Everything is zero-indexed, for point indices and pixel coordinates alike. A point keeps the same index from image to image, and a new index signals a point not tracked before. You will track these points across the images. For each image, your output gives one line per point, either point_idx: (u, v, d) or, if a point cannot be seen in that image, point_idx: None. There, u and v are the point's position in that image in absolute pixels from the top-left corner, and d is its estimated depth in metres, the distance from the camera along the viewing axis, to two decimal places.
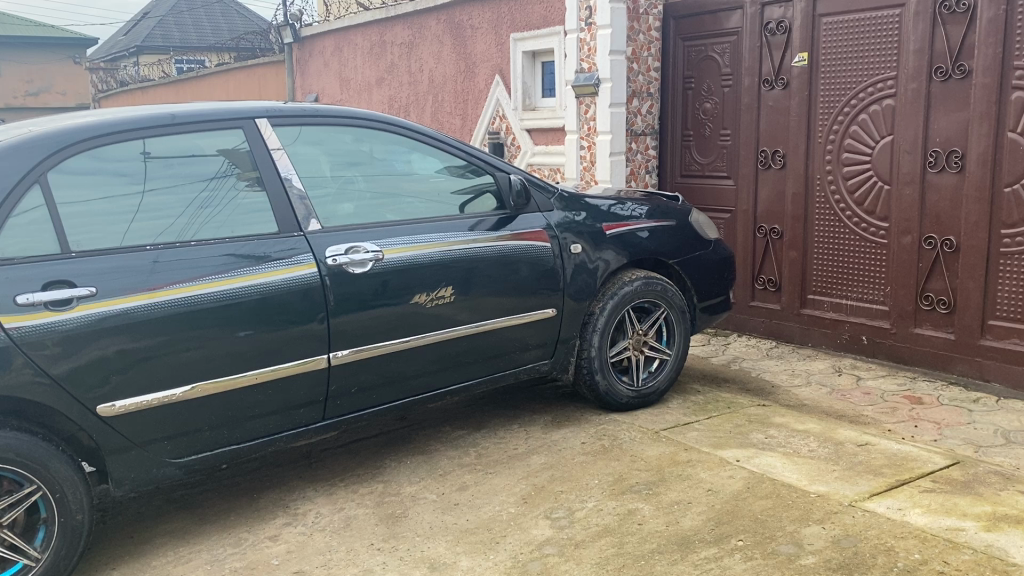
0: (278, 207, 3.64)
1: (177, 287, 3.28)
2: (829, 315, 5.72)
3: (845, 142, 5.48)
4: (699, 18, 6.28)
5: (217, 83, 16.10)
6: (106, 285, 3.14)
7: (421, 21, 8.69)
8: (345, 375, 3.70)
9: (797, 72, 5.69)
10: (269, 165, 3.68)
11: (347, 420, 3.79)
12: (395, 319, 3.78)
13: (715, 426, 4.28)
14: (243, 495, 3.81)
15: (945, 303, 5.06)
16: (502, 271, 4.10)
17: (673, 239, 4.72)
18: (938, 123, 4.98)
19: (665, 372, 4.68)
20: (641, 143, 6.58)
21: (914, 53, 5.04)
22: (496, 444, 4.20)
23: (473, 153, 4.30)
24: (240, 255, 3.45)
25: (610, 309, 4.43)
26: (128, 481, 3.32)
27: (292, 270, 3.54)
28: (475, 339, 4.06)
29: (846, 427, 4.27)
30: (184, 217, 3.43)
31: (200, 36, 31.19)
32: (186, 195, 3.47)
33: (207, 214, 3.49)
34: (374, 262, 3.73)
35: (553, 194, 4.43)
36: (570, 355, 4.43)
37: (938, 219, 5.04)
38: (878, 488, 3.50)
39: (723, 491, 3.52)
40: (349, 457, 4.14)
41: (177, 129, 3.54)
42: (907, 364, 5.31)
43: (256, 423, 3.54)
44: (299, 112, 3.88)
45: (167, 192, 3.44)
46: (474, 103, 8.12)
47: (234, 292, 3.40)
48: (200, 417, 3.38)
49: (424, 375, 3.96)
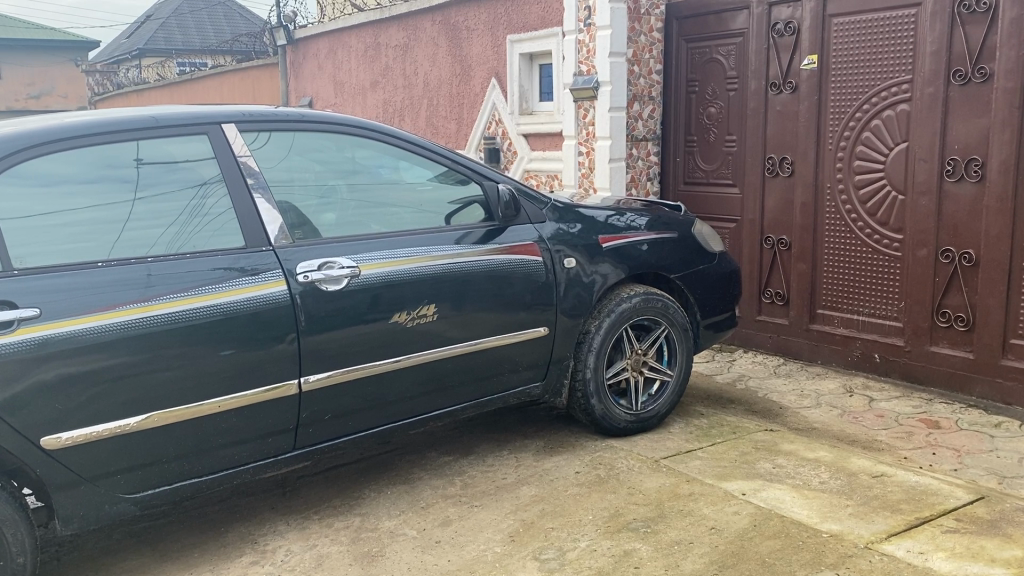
0: (244, 220, 3.35)
1: (133, 306, 2.99)
2: (839, 331, 5.43)
3: (857, 149, 5.20)
4: (704, 19, 6.00)
5: (211, 88, 15.88)
6: (52, 305, 2.84)
7: (416, 23, 8.43)
8: (319, 401, 3.41)
9: (806, 75, 5.41)
10: (235, 173, 3.39)
11: (321, 449, 3.50)
12: (374, 340, 3.50)
13: (719, 454, 4.00)
14: (210, 529, 3.54)
15: (962, 320, 4.78)
16: (490, 287, 3.82)
17: (674, 252, 4.43)
18: (956, 129, 4.70)
19: (665, 395, 4.39)
20: (642, 149, 6.31)
21: (930, 56, 4.76)
22: (483, 473, 3.91)
23: (460, 161, 4.02)
24: (203, 272, 3.17)
25: (607, 327, 4.15)
26: (77, 519, 3.02)
27: (258, 288, 3.24)
28: (462, 361, 3.78)
29: (860, 456, 3.98)
30: (162, 229, 3.19)
31: (201, 39, 31.04)
32: (178, 204, 3.26)
33: (191, 223, 3.25)
34: (351, 278, 3.44)
35: (546, 204, 4.16)
36: (563, 376, 4.14)
37: (956, 231, 4.76)
38: (896, 527, 3.21)
39: (727, 530, 3.24)
40: (327, 486, 3.86)
41: (137, 135, 3.27)
42: (923, 385, 5.02)
43: (220, 453, 3.26)
44: (272, 117, 3.61)
45: (156, 200, 3.22)
46: (470, 107, 7.86)
47: (195, 313, 3.11)
48: (157, 448, 3.09)
49: (406, 399, 3.67)
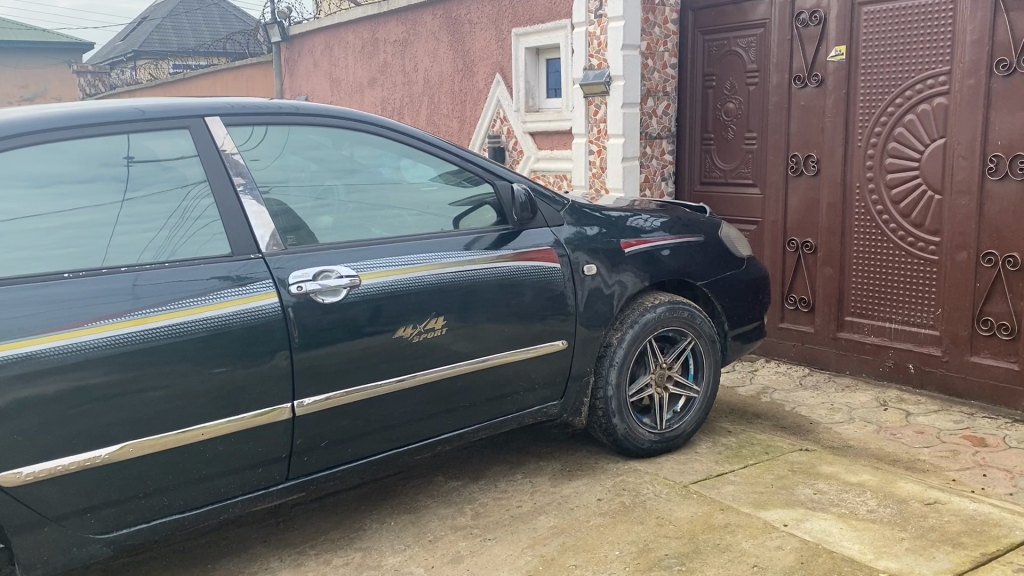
0: (232, 224, 3.00)
1: (102, 323, 2.63)
2: (870, 340, 5.09)
3: (889, 145, 4.87)
4: (721, 10, 5.68)
5: (202, 86, 15.51)
6: (11, 321, 2.48)
7: (415, 17, 8.09)
8: (315, 426, 3.07)
9: (833, 67, 5.08)
10: (221, 172, 3.04)
11: (318, 478, 3.16)
12: (377, 358, 3.16)
13: (753, 478, 3.66)
14: (194, 566, 3.19)
15: (1006, 329, 4.45)
16: (502, 297, 3.47)
17: (700, 257, 4.09)
18: (1000, 123, 4.37)
19: (691, 412, 4.05)
20: (657, 147, 5.97)
21: (971, 45, 4.44)
22: (496, 500, 3.58)
23: (470, 158, 3.68)
24: (184, 283, 2.81)
25: (629, 340, 3.81)
26: (41, 564, 2.67)
27: (249, 301, 2.90)
28: (472, 378, 3.44)
29: (907, 479, 3.65)
30: (152, 233, 2.86)
31: (195, 39, 30.70)
32: (167, 205, 2.92)
33: (182, 227, 2.92)
34: (351, 289, 3.10)
35: (563, 206, 3.82)
36: (582, 394, 3.80)
37: (999, 233, 4.43)
38: (960, 565, 2.88)
39: (772, 568, 2.90)
40: (324, 516, 3.53)
41: (110, 130, 2.91)
42: (962, 398, 4.68)
43: (204, 486, 2.91)
44: (261, 109, 3.25)
45: (144, 201, 2.88)
46: (472, 104, 7.52)
47: (178, 329, 2.76)
48: (134, 481, 2.74)
49: (412, 421, 3.33)
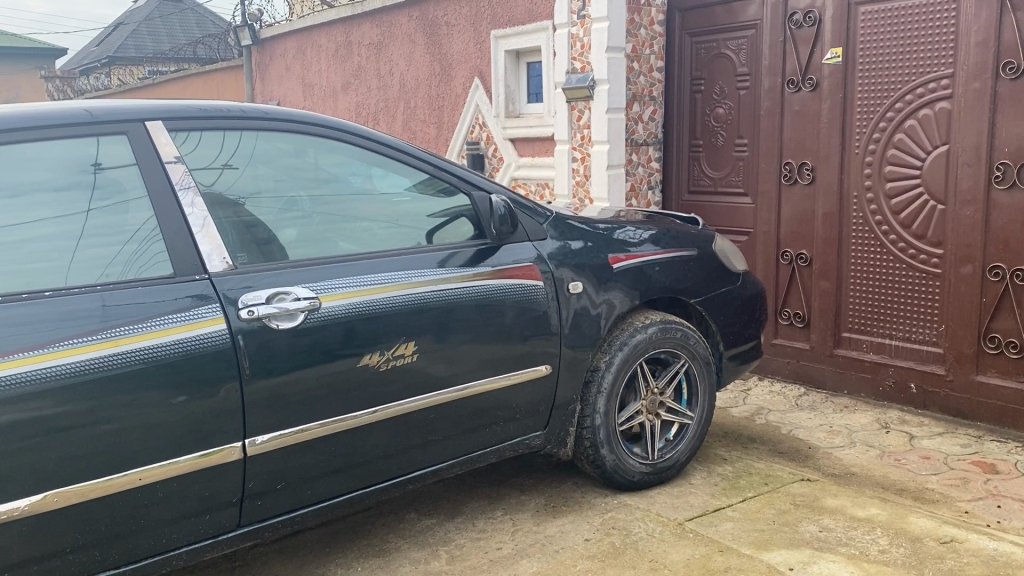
0: (175, 243, 2.65)
1: (21, 356, 2.26)
2: (869, 357, 4.83)
3: (889, 152, 4.62)
4: (709, 11, 5.42)
5: (173, 90, 15.11)
6: None
7: (390, 19, 7.79)
8: (269, 467, 2.74)
9: (828, 70, 4.83)
10: (162, 185, 2.69)
11: (273, 525, 2.84)
12: (340, 389, 2.84)
13: (754, 513, 3.37)
14: None
15: (1014, 347, 4.21)
16: (480, 319, 3.17)
17: (692, 272, 3.81)
18: (1007, 129, 4.12)
19: (684, 441, 3.77)
20: (642, 154, 5.70)
21: (976, 46, 4.19)
22: (474, 541, 3.27)
23: (444, 166, 3.37)
24: (118, 309, 2.46)
25: (618, 364, 3.52)
26: None
27: (192, 328, 2.55)
28: (447, 408, 3.13)
29: (918, 512, 3.37)
30: (120, 247, 2.57)
31: (170, 43, 30.22)
32: (137, 216, 2.63)
33: (152, 240, 2.62)
34: (310, 312, 2.77)
35: (545, 219, 3.53)
36: (567, 423, 3.51)
37: (1006, 245, 4.19)
38: None
39: None
40: (284, 561, 3.21)
41: (69, 132, 2.60)
42: (967, 419, 4.43)
43: (143, 537, 2.56)
44: (212, 112, 2.90)
45: (111, 211, 2.59)
46: (450, 109, 7.23)
47: (109, 361, 2.39)
48: (61, 534, 2.38)
49: (379, 459, 3.01)
